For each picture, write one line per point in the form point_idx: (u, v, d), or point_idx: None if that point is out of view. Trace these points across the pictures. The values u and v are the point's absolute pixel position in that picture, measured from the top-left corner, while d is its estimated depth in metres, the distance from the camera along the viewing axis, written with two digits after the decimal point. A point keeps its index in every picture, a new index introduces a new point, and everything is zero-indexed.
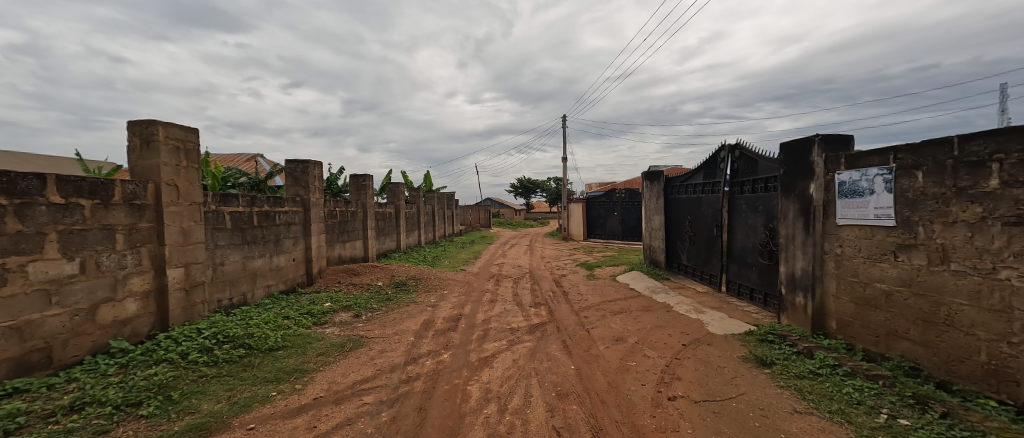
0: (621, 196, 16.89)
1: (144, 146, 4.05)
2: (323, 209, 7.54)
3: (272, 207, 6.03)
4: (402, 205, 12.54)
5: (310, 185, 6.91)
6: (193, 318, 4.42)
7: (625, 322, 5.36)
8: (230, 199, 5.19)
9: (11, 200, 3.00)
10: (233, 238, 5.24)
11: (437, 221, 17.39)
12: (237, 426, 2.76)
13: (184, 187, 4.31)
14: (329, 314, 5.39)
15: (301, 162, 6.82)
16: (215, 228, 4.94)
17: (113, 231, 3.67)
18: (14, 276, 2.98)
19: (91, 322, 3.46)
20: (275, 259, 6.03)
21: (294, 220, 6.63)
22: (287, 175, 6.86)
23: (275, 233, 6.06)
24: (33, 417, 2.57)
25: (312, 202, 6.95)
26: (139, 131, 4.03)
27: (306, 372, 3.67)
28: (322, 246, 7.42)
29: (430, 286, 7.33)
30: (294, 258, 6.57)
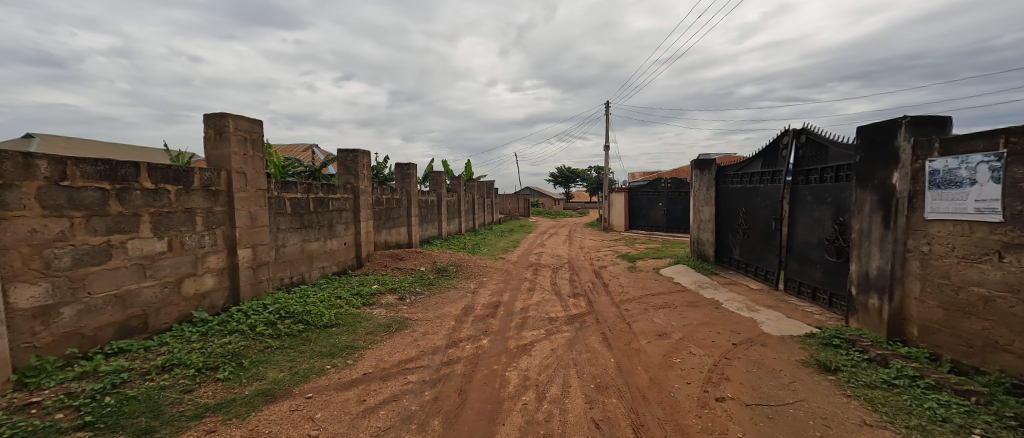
0: (666, 186, 16.06)
1: (218, 137, 4.46)
2: (371, 196, 7.94)
3: (325, 194, 6.43)
4: (443, 193, 12.87)
5: (360, 173, 7.29)
6: (260, 294, 4.87)
7: (669, 317, 5.14)
8: (290, 186, 5.61)
9: (115, 185, 3.44)
10: (293, 222, 5.66)
11: (476, 210, 17.62)
12: (297, 394, 3.03)
13: (250, 174, 4.73)
14: (376, 296, 5.70)
15: (351, 151, 7.16)
16: (277, 212, 5.37)
17: (194, 213, 4.12)
18: (117, 251, 3.44)
19: (176, 294, 3.92)
20: (328, 243, 6.45)
21: (345, 206, 7.04)
22: (338, 164, 7.25)
23: (328, 219, 6.48)
24: (133, 375, 2.99)
25: (360, 189, 7.33)
26: (212, 124, 4.45)
27: (357, 349, 3.92)
28: (371, 231, 7.84)
29: (470, 273, 7.51)
30: (345, 242, 6.99)
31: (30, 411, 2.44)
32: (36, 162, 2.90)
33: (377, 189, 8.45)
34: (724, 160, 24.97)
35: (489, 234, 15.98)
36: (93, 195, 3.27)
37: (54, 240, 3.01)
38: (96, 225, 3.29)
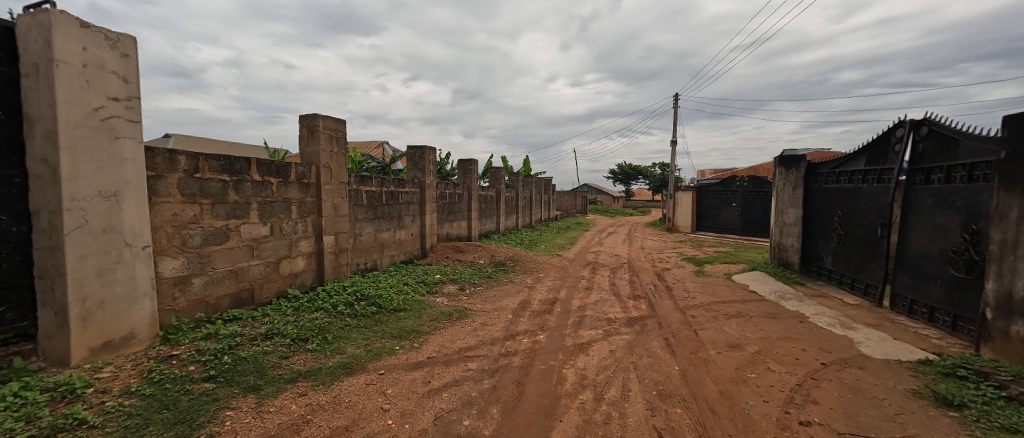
0: (742, 185, 14.43)
1: (309, 135, 5.00)
2: (436, 190, 8.34)
3: (396, 188, 6.90)
4: (502, 189, 13.05)
5: (426, 169, 7.70)
6: (340, 277, 5.41)
7: (743, 328, 4.70)
8: (366, 180, 6.11)
9: (232, 177, 4.03)
10: (368, 213, 6.17)
11: (533, 206, 17.59)
12: (371, 370, 3.33)
13: (334, 169, 5.25)
14: (438, 285, 6.02)
15: (419, 147, 7.63)
16: (355, 204, 5.88)
17: (290, 203, 4.69)
18: (233, 233, 4.05)
19: (275, 273, 4.51)
20: (397, 233, 6.92)
21: (413, 200, 7.48)
22: (407, 160, 7.72)
23: (398, 211, 6.94)
24: (243, 339, 3.51)
25: (426, 184, 7.74)
26: (306, 124, 4.99)
27: (422, 333, 4.19)
28: (434, 224, 8.24)
29: (527, 268, 7.57)
30: (412, 233, 7.44)
31: (172, 362, 3.01)
32: (178, 158, 3.50)
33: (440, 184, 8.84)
34: (813, 154, 22.24)
35: (546, 230, 15.85)
36: (216, 185, 3.86)
37: (189, 223, 3.62)
38: (219, 211, 3.89)
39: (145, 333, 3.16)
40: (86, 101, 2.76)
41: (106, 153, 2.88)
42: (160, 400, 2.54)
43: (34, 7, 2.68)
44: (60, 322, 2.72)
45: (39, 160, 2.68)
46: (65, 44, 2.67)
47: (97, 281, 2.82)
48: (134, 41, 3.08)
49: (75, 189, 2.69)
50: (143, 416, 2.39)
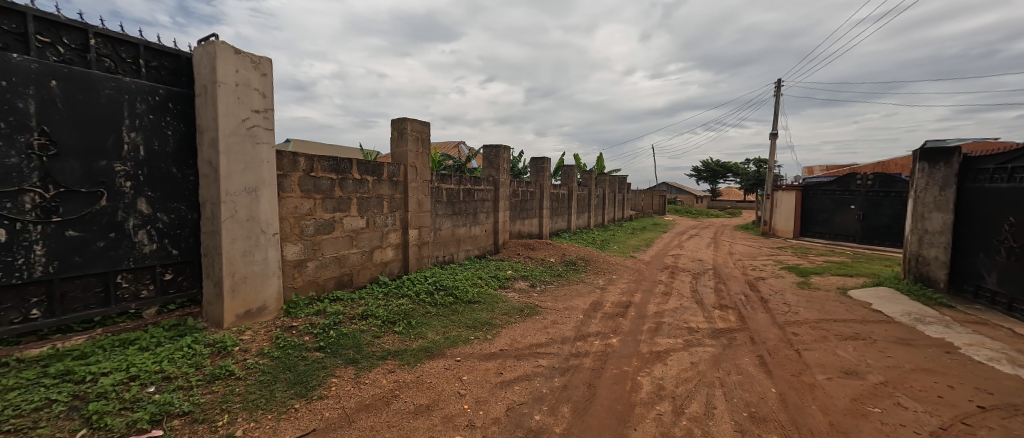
0: (862, 184, 12.15)
1: (399, 137, 5.44)
2: (509, 188, 8.48)
3: (472, 185, 7.17)
4: (574, 188, 12.76)
5: (500, 167, 7.87)
6: (422, 267, 5.84)
7: (859, 352, 4.01)
8: (446, 178, 6.45)
9: (338, 175, 4.55)
10: (447, 209, 6.50)
11: (606, 205, 16.92)
12: (449, 356, 3.54)
13: (419, 168, 5.64)
14: (510, 281, 6.14)
15: (494, 147, 7.72)
16: (436, 200, 6.25)
17: (382, 199, 5.16)
18: (338, 224, 4.58)
19: (369, 261, 5.01)
20: (473, 229, 7.19)
21: (487, 197, 7.69)
22: (483, 159, 7.96)
23: (474, 207, 7.21)
24: (345, 317, 3.96)
25: (500, 182, 7.90)
26: (396, 127, 5.44)
27: (495, 326, 4.33)
28: (507, 221, 8.39)
29: (599, 269, 7.35)
30: (486, 229, 7.67)
31: (293, 331, 3.52)
32: (300, 159, 4.05)
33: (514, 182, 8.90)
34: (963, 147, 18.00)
35: (619, 230, 15.14)
36: (326, 182, 4.39)
37: (306, 214, 4.17)
38: (327, 205, 4.42)
39: (273, 305, 3.73)
40: (236, 114, 3.33)
41: (249, 156, 3.45)
42: (285, 363, 3.01)
43: (204, 40, 3.31)
44: (216, 291, 3.36)
45: (205, 163, 3.32)
46: (223, 68, 3.25)
47: (241, 260, 3.42)
48: (271, 62, 3.63)
49: (228, 185, 3.28)
50: (272, 374, 2.85)
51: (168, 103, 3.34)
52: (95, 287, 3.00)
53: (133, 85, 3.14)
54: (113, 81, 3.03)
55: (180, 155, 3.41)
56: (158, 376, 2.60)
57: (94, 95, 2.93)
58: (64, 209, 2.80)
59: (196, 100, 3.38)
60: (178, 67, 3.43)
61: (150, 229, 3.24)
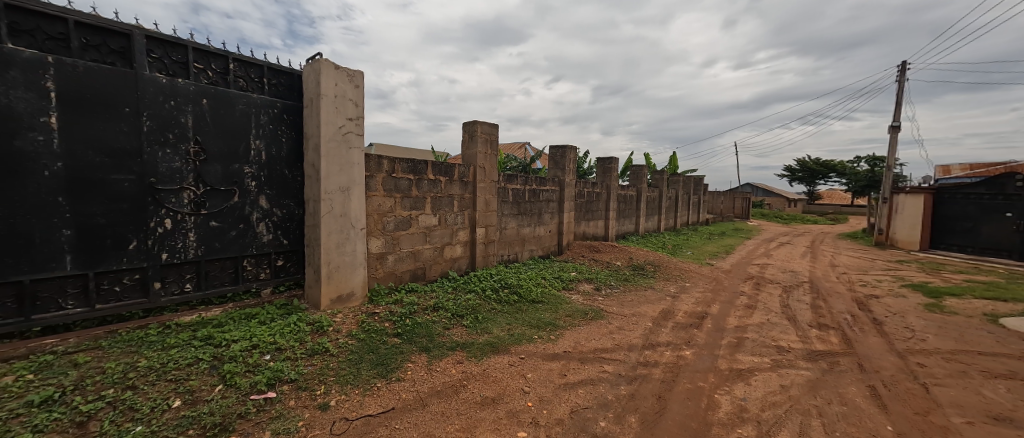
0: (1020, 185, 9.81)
1: (470, 139, 5.63)
2: (574, 189, 8.28)
3: (538, 186, 7.13)
4: (644, 188, 12.04)
5: (566, 168, 7.72)
6: (488, 265, 6.00)
7: (1014, 393, 3.23)
8: (513, 178, 6.50)
9: (416, 176, 4.83)
10: (513, 209, 6.56)
11: (680, 207, 15.71)
12: (513, 353, 3.59)
13: (487, 169, 5.78)
14: (574, 283, 6.02)
15: (561, 147, 7.75)
16: (502, 200, 6.33)
17: (453, 198, 5.37)
18: (415, 221, 4.87)
19: (440, 256, 5.26)
20: (537, 229, 7.17)
21: (553, 198, 7.59)
22: (549, 159, 7.88)
23: (539, 208, 7.18)
24: (419, 308, 4.21)
25: (566, 182, 7.76)
26: (467, 129, 5.63)
27: (558, 327, 4.29)
28: (572, 222, 8.22)
29: (671, 276, 6.87)
30: (550, 230, 7.59)
31: (375, 317, 3.84)
32: (384, 161, 4.39)
33: (580, 183, 8.67)
34: None
35: (694, 235, 13.96)
36: (405, 182, 4.70)
37: (387, 212, 4.50)
38: (406, 203, 4.72)
39: (360, 293, 4.10)
40: (334, 121, 3.73)
41: (344, 158, 3.83)
42: (369, 345, 3.30)
43: (310, 58, 3.76)
44: (315, 277, 3.79)
45: (309, 165, 3.77)
46: (325, 82, 3.66)
47: (335, 251, 3.83)
48: (364, 75, 3.98)
49: (326, 185, 3.70)
50: (359, 353, 3.15)
51: (284, 115, 3.83)
52: (228, 268, 3.55)
53: (259, 100, 3.65)
54: (245, 98, 3.57)
55: (292, 159, 3.89)
56: (273, 346, 2.98)
57: (231, 110, 3.48)
58: (209, 204, 3.38)
59: (304, 111, 3.85)
60: (293, 84, 3.92)
61: (268, 222, 3.75)
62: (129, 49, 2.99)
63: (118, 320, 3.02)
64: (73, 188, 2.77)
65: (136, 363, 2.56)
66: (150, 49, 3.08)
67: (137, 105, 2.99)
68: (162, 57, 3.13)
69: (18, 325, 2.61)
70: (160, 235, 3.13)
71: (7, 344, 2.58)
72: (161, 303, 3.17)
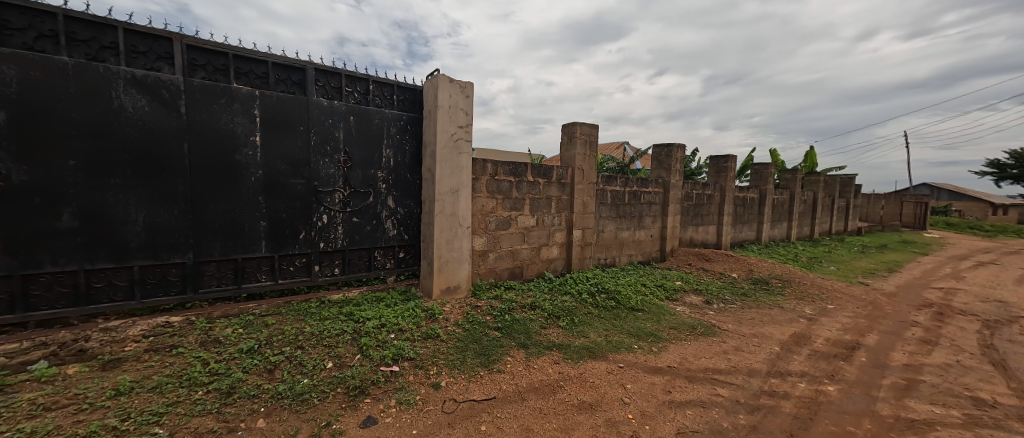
0: None
1: (569, 141, 5.56)
2: (682, 191, 7.51)
3: (639, 187, 6.65)
4: (769, 190, 10.30)
5: (672, 167, 7.04)
6: (584, 268, 5.83)
7: None
8: (612, 179, 6.17)
9: (515, 178, 4.90)
10: (611, 212, 6.24)
11: (820, 212, 13.02)
12: (611, 361, 3.45)
13: (586, 170, 5.63)
14: (680, 293, 5.45)
15: (666, 145, 7.08)
16: (600, 202, 6.06)
17: (550, 200, 5.34)
18: (516, 221, 5.01)
19: (537, 257, 5.29)
20: (637, 233, 6.71)
21: (655, 200, 7.01)
22: (653, 158, 7.30)
23: (639, 211, 6.71)
24: (517, 305, 4.33)
25: (672, 184, 7.09)
26: (566, 131, 5.59)
27: (661, 339, 3.97)
28: (678, 227, 7.49)
29: (806, 296, 5.74)
30: (652, 234, 7.03)
31: (478, 310, 4.08)
32: (488, 164, 4.61)
33: (689, 184, 7.79)
34: None
35: (838, 246, 11.45)
36: (506, 184, 4.82)
37: (489, 212, 4.68)
38: (505, 204, 4.84)
39: (464, 285, 4.42)
40: (448, 129, 4.09)
41: (455, 163, 4.18)
42: (473, 334, 3.55)
43: (429, 74, 4.17)
44: (429, 269, 4.20)
45: (426, 170, 4.20)
46: (441, 94, 4.04)
47: (446, 247, 4.21)
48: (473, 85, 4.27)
49: (439, 187, 4.08)
50: (466, 342, 3.42)
51: (408, 126, 4.34)
52: (363, 257, 4.17)
53: (389, 114, 4.19)
54: (380, 114, 4.14)
55: (413, 164, 4.39)
56: (397, 326, 3.40)
57: (370, 124, 4.07)
58: (353, 203, 4.02)
59: (423, 121, 4.29)
60: (416, 98, 4.41)
61: (394, 219, 4.30)
62: (304, 81, 3.71)
63: (290, 293, 3.77)
64: (269, 190, 3.57)
65: (303, 328, 3.17)
66: (317, 79, 3.79)
67: (308, 124, 3.72)
68: (324, 85, 3.82)
69: (233, 291, 3.45)
70: (320, 228, 3.85)
71: (227, 304, 3.42)
72: (320, 281, 3.90)
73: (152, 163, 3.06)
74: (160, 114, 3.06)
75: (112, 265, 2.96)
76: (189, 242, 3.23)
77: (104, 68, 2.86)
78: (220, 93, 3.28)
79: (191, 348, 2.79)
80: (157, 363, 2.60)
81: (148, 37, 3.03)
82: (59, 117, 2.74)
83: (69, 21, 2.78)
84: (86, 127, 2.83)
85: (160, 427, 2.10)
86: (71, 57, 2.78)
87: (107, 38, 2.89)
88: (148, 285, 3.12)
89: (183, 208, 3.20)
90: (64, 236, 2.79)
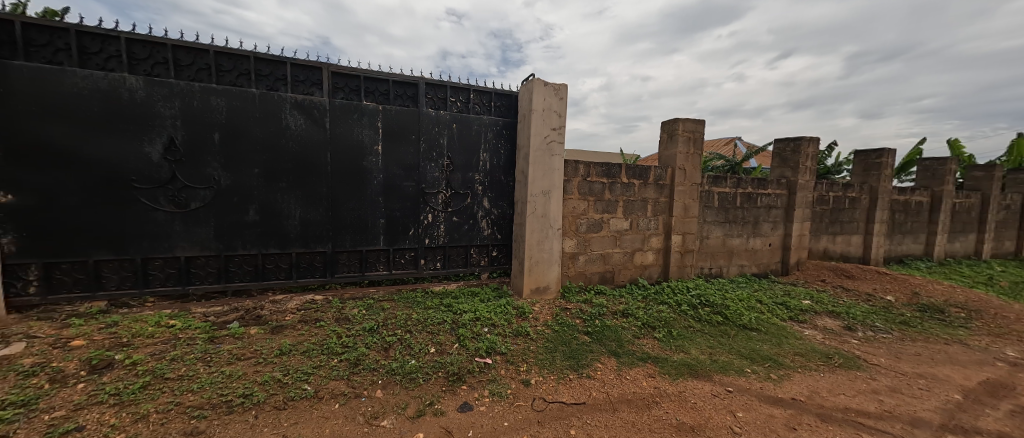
0: None
1: (669, 139, 5.08)
2: (814, 193, 6.28)
3: (755, 189, 5.75)
4: (947, 192, 7.98)
5: (801, 165, 5.94)
6: (684, 277, 5.27)
7: None
8: (721, 180, 5.45)
9: (609, 180, 4.71)
10: (719, 216, 5.52)
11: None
12: (718, 383, 3.06)
13: (689, 170, 5.07)
14: (808, 314, 4.58)
15: (793, 139, 6.00)
16: (705, 206, 5.39)
17: (646, 202, 4.98)
18: (609, 224, 4.79)
19: (630, 262, 4.98)
20: (752, 241, 5.84)
21: (777, 203, 5.99)
22: (775, 155, 6.25)
23: (754, 216, 5.81)
24: (608, 311, 4.14)
25: (800, 185, 5.98)
26: (666, 129, 5.12)
27: (782, 365, 3.39)
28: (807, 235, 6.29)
29: (1006, 333, 4.31)
30: (771, 243, 6.04)
31: (568, 312, 4.03)
32: (580, 165, 4.50)
33: (825, 184, 6.45)
34: None
35: None
36: (599, 186, 4.66)
37: (581, 214, 4.59)
38: (597, 206, 4.68)
39: (554, 287, 4.40)
40: (541, 132, 4.14)
41: (547, 165, 4.20)
42: (562, 337, 3.53)
43: (524, 79, 4.26)
44: (520, 268, 4.30)
45: (519, 172, 4.31)
46: (536, 98, 4.09)
47: (536, 247, 4.25)
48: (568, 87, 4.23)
49: (531, 188, 4.15)
50: (554, 343, 3.41)
51: (504, 130, 4.50)
52: (460, 254, 4.48)
53: (486, 120, 4.41)
54: (479, 120, 4.38)
55: (507, 167, 4.55)
56: (490, 321, 3.57)
57: (470, 130, 4.35)
58: (454, 204, 4.35)
59: (518, 125, 4.41)
60: (511, 103, 4.55)
61: (489, 219, 4.52)
62: (416, 94, 4.14)
63: (400, 283, 4.25)
64: (387, 191, 4.08)
65: (411, 315, 3.54)
66: (427, 92, 4.18)
67: (419, 133, 4.14)
68: (432, 97, 4.20)
69: (358, 277, 4.04)
70: (426, 225, 4.26)
71: (354, 288, 4.03)
72: (425, 274, 4.32)
73: (306, 170, 3.77)
74: (312, 130, 3.75)
75: (279, 251, 3.73)
76: (329, 235, 3.89)
77: (279, 96, 3.62)
78: (353, 110, 3.88)
79: (329, 322, 3.36)
80: (307, 332, 3.19)
81: (306, 67, 3.71)
82: (249, 135, 3.56)
83: (258, 61, 3.56)
84: (265, 142, 3.61)
85: (309, 385, 2.59)
86: (258, 88, 3.57)
87: (280, 71, 3.63)
88: (301, 268, 3.85)
89: (326, 206, 3.86)
90: (250, 227, 3.62)
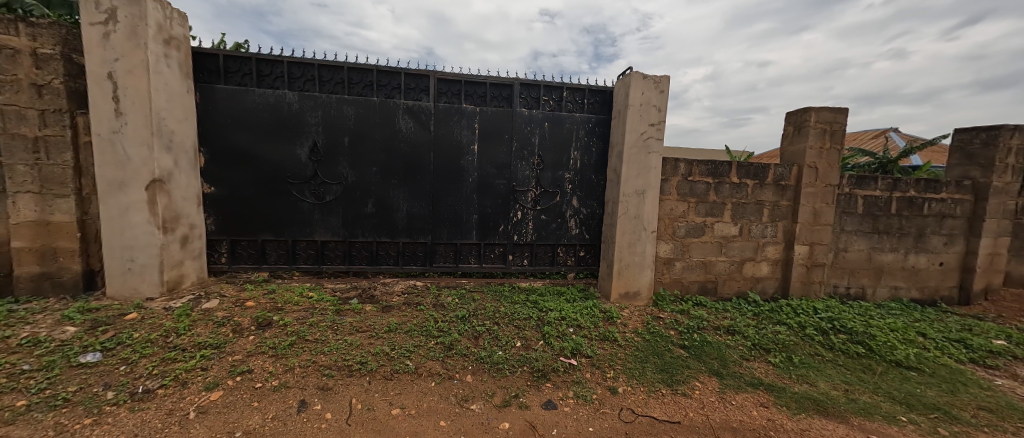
0: None
1: (797, 132, 4.31)
2: (1017, 199, 4.72)
3: (920, 192, 4.55)
4: None
5: (997, 163, 4.51)
6: (809, 296, 4.44)
7: None
8: (867, 181, 4.43)
9: (715, 180, 4.21)
10: (863, 225, 4.51)
11: None
12: (856, 428, 2.52)
13: (823, 169, 4.23)
14: (1001, 358, 3.47)
15: (987, 128, 4.58)
16: (844, 212, 4.45)
17: (763, 205, 4.32)
18: (714, 228, 4.28)
19: (738, 273, 4.39)
20: (912, 258, 4.65)
21: (955, 212, 4.65)
22: (954, 150, 4.85)
23: (917, 226, 4.61)
24: (709, 325, 3.71)
25: (994, 188, 4.56)
26: (793, 120, 4.35)
27: (958, 419, 2.63)
28: (1004, 254, 4.77)
29: None
30: (943, 263, 4.72)
31: (660, 321, 3.73)
32: (681, 163, 4.11)
33: None
34: None
35: None
36: (703, 186, 4.20)
37: (680, 216, 4.19)
38: (701, 209, 4.22)
39: (645, 294, 4.12)
40: (637, 129, 3.89)
41: (643, 163, 3.94)
42: (653, 347, 3.28)
43: (621, 74, 4.04)
44: (609, 270, 4.12)
45: (612, 171, 4.13)
46: (633, 93, 3.86)
47: (627, 250, 4.03)
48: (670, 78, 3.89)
49: (625, 188, 3.93)
50: (644, 353, 3.19)
51: (597, 128, 4.35)
52: (548, 252, 4.49)
53: (579, 117, 4.32)
54: (572, 118, 4.31)
55: (599, 165, 4.39)
56: (575, 321, 3.50)
57: (563, 128, 4.31)
58: (543, 202, 4.37)
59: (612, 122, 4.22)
60: (606, 99, 4.37)
61: (577, 218, 4.44)
62: (511, 95, 4.25)
63: (490, 276, 4.45)
64: (481, 189, 4.29)
65: (499, 308, 3.68)
66: (521, 92, 4.26)
67: (513, 133, 4.25)
68: (526, 96, 4.27)
69: (453, 268, 4.35)
70: (515, 222, 4.37)
71: (450, 278, 4.35)
72: (512, 269, 4.44)
73: (412, 168, 4.18)
74: (419, 132, 4.13)
75: (389, 240, 4.22)
76: (429, 228, 4.26)
77: (394, 103, 4.07)
78: (454, 113, 4.16)
79: (429, 306, 3.68)
80: (410, 313, 3.55)
81: (416, 75, 4.10)
82: (370, 138, 4.08)
83: (379, 73, 4.06)
84: (382, 144, 4.11)
85: (411, 361, 2.87)
86: (378, 97, 4.07)
87: (396, 81, 4.08)
88: (406, 255, 4.29)
89: (428, 202, 4.23)
90: (368, 218, 4.16)
